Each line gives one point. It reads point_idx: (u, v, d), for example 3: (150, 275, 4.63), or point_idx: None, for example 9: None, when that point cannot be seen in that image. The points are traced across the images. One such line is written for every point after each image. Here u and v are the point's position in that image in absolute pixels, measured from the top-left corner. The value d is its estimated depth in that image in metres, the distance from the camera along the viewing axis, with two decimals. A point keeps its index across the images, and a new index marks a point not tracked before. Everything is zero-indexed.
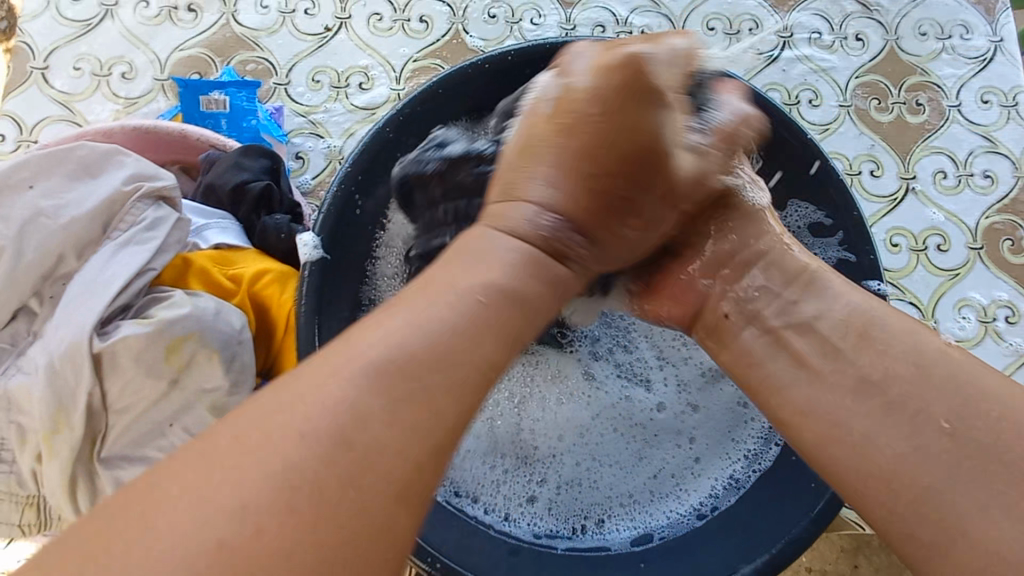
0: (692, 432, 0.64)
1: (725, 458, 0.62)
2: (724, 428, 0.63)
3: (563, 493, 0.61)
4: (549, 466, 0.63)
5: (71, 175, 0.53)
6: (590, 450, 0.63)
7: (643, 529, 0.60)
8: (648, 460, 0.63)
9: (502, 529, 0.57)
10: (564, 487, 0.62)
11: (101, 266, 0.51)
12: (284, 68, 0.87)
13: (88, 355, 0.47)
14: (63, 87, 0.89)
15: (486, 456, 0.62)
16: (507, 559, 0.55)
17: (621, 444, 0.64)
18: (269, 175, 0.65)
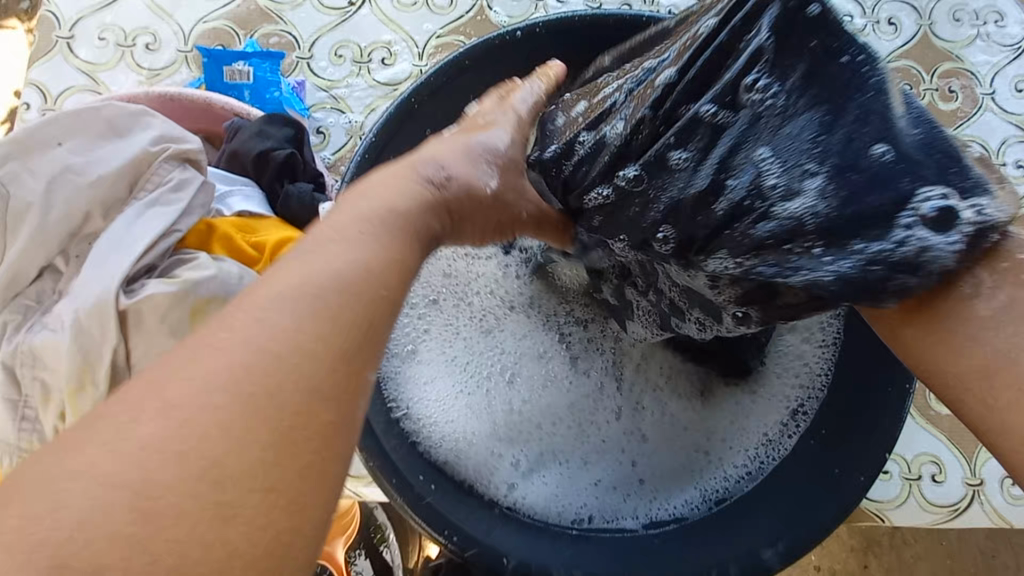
0: (707, 425, 0.63)
1: (736, 451, 0.61)
2: (746, 437, 0.62)
3: (576, 478, 0.61)
4: (566, 454, 0.62)
5: (99, 134, 0.52)
6: (609, 447, 0.63)
7: (651, 516, 0.59)
8: (661, 451, 0.63)
9: (513, 505, 0.57)
10: (578, 473, 0.61)
11: (126, 226, 0.50)
12: (307, 42, 0.87)
13: (114, 312, 0.47)
14: (87, 57, 0.89)
15: (506, 437, 0.61)
16: (516, 532, 0.54)
17: (641, 446, 0.63)
18: (293, 145, 0.64)
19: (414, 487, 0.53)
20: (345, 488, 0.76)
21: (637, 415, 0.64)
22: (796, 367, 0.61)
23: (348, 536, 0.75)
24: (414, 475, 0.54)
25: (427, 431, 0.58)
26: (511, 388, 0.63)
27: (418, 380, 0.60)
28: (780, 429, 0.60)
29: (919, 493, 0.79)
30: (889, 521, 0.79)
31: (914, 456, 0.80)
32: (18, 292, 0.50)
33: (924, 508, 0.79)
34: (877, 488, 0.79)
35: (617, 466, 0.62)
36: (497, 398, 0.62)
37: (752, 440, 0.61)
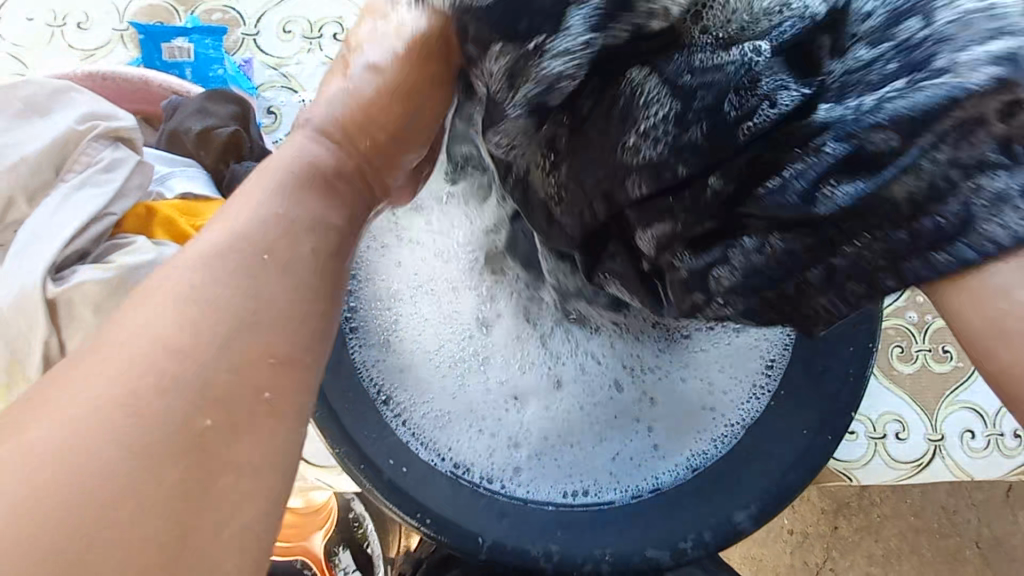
0: (686, 395, 0.60)
1: (715, 416, 0.59)
2: (720, 400, 0.59)
3: (555, 458, 0.58)
4: (543, 433, 0.59)
5: (18, 113, 0.48)
6: (586, 421, 0.60)
7: (637, 489, 0.56)
8: (644, 423, 0.60)
9: (491, 488, 0.55)
10: (557, 452, 0.58)
11: (52, 210, 0.47)
12: (252, 18, 0.82)
13: (41, 302, 0.43)
14: (14, 39, 0.83)
15: (478, 421, 0.58)
16: (491, 514, 0.53)
17: (617, 417, 0.60)
18: (238, 122, 0.61)
19: (383, 472, 0.52)
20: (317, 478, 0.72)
21: (609, 386, 0.61)
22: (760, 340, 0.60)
23: (327, 529, 0.74)
24: (382, 459, 0.53)
25: (399, 429, 0.55)
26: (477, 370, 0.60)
27: (384, 373, 0.57)
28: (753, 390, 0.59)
29: (885, 452, 0.80)
30: (856, 481, 0.81)
31: (878, 415, 0.81)
32: None
33: (891, 466, 0.80)
34: (844, 448, 0.80)
35: (595, 440, 0.59)
36: (465, 382, 0.59)
37: (725, 402, 0.59)
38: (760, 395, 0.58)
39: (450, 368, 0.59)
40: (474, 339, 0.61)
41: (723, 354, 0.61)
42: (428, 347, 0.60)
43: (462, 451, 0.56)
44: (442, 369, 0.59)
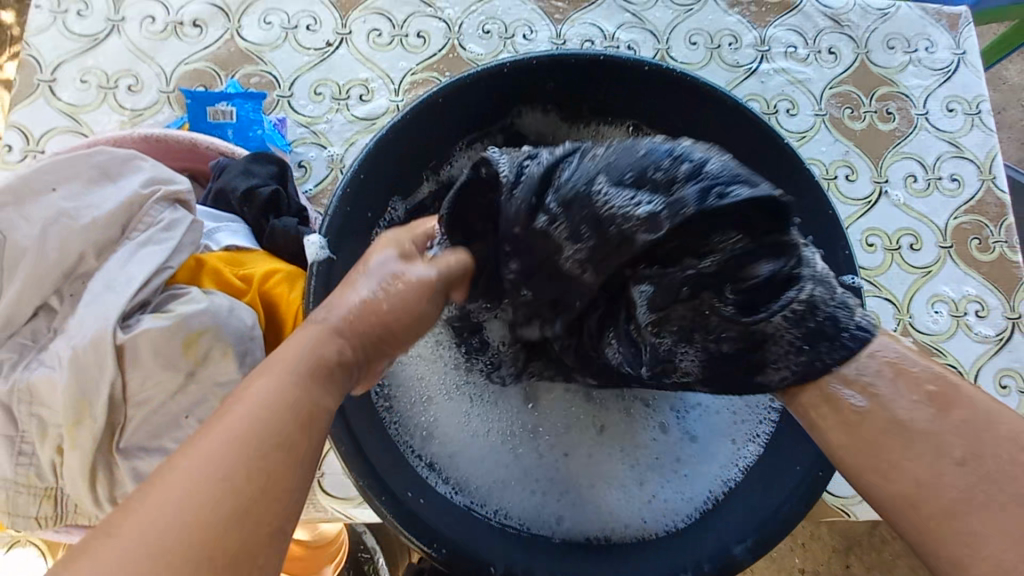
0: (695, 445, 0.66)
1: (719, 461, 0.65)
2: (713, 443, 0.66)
3: (566, 495, 0.64)
4: (553, 473, 0.65)
5: (92, 179, 0.55)
6: (592, 461, 0.66)
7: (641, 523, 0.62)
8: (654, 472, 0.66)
9: (508, 523, 0.60)
10: (567, 490, 0.64)
11: (121, 264, 0.53)
12: (287, 81, 0.91)
13: (112, 347, 0.49)
14: (69, 98, 0.90)
15: (495, 461, 0.65)
16: (507, 548, 0.57)
17: (619, 458, 0.66)
18: (278, 181, 0.68)
19: (404, 503, 0.56)
20: (335, 510, 0.75)
21: (611, 429, 0.68)
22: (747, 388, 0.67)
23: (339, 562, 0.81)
24: (403, 492, 0.57)
25: (427, 470, 0.62)
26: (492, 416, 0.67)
27: (413, 421, 0.64)
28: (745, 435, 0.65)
29: None
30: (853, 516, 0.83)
31: None
32: (14, 332, 0.52)
33: None
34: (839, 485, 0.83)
35: (600, 478, 0.65)
36: (483, 425, 0.67)
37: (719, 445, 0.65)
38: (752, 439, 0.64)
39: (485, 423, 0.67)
40: (509, 399, 0.68)
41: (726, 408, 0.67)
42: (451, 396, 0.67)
43: (498, 497, 0.63)
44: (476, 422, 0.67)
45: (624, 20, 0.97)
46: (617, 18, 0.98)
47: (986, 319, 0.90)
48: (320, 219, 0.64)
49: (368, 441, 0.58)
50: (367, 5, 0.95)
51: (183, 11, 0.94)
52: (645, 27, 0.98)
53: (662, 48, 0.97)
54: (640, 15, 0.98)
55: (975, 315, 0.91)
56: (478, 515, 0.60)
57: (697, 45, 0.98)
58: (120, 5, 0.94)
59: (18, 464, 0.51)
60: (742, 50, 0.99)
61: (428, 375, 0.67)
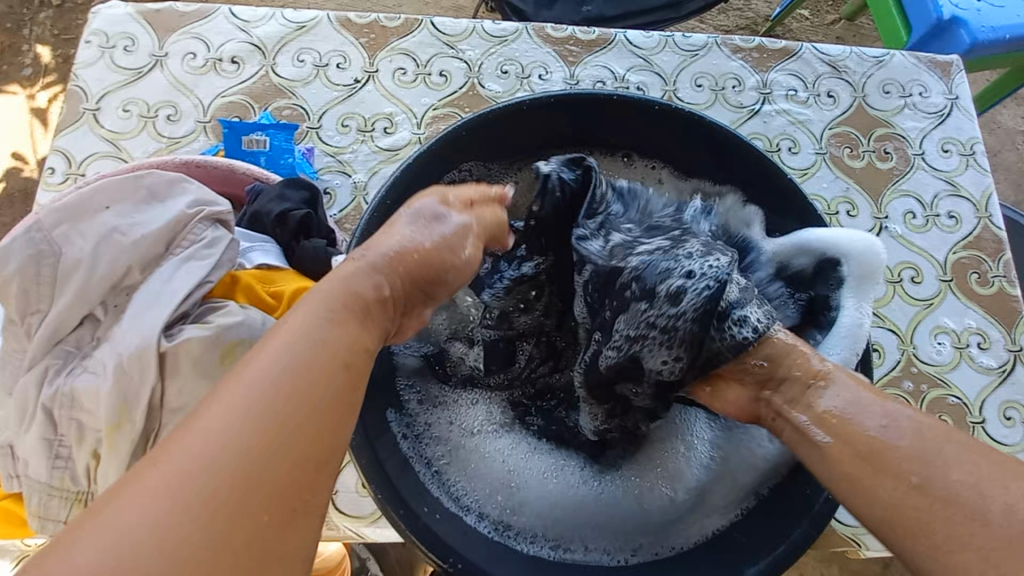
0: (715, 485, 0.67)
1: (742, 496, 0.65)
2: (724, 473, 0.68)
3: (563, 518, 0.66)
4: (552, 496, 0.68)
5: (141, 199, 0.59)
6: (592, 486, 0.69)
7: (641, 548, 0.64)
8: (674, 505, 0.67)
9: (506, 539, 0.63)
10: (565, 513, 0.66)
11: (165, 278, 0.57)
12: (316, 113, 0.96)
13: (153, 355, 0.52)
14: (111, 126, 0.96)
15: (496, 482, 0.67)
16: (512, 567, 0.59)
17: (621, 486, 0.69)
18: (309, 206, 0.72)
19: (420, 516, 0.59)
20: (347, 528, 0.76)
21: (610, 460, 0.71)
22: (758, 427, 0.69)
23: None
24: (420, 506, 0.60)
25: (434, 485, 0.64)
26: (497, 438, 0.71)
27: (425, 439, 0.67)
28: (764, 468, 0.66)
29: None
30: (866, 547, 0.82)
31: None
32: (60, 340, 0.55)
33: None
34: (847, 512, 0.83)
35: (598, 503, 0.68)
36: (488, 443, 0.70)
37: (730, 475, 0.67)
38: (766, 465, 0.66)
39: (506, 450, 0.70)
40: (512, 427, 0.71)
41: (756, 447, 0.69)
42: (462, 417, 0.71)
43: (499, 511, 0.65)
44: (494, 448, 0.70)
45: (633, 63, 1.04)
46: (628, 61, 1.04)
47: (987, 350, 0.92)
48: (348, 241, 0.67)
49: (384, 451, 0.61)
50: (393, 47, 1.02)
51: (222, 48, 1.01)
52: (654, 69, 1.04)
53: (670, 90, 1.03)
54: (649, 59, 1.04)
55: (976, 346, 0.93)
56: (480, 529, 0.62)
57: (702, 87, 1.04)
58: (163, 42, 1.01)
59: (55, 466, 0.54)
60: (745, 92, 1.04)
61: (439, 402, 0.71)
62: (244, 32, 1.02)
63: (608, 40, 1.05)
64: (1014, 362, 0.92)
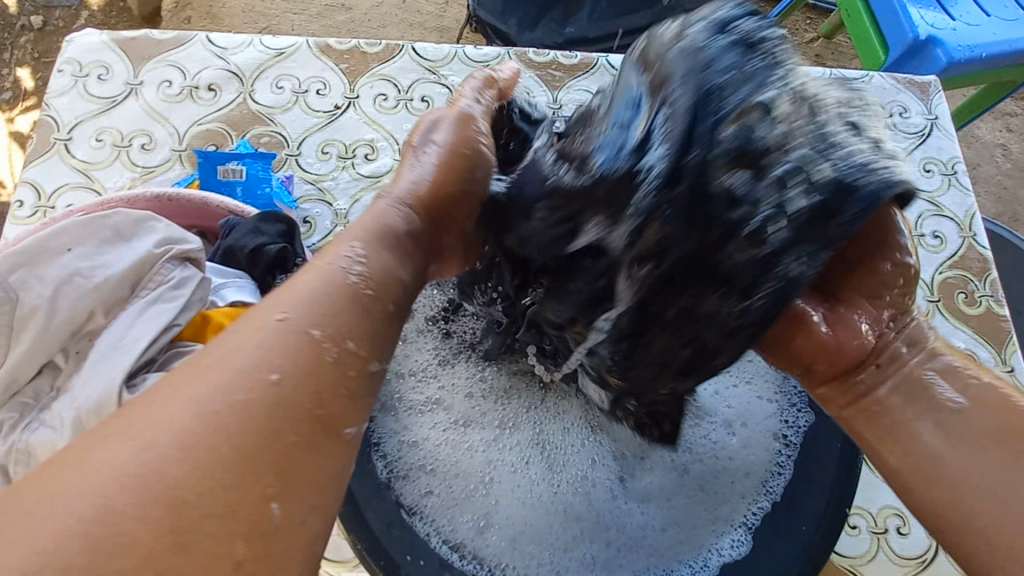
0: (712, 501, 0.65)
1: (727, 525, 0.64)
2: (722, 495, 0.66)
3: (544, 551, 0.64)
4: (536, 520, 0.65)
5: (105, 239, 0.57)
6: (575, 506, 0.66)
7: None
8: (676, 523, 0.65)
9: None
10: (550, 545, 0.64)
11: (130, 323, 0.54)
12: (296, 141, 0.95)
13: (116, 406, 0.49)
14: (83, 156, 0.93)
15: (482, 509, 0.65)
16: None
17: (611, 507, 0.66)
18: (284, 239, 0.70)
19: (400, 567, 0.59)
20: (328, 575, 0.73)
21: (597, 479, 0.68)
22: (767, 444, 0.68)
23: None
24: (401, 555, 0.60)
25: (420, 525, 0.63)
26: (479, 450, 0.68)
27: (406, 465, 0.66)
28: (761, 499, 0.65)
29: (887, 546, 0.82)
30: None
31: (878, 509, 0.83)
32: (17, 391, 0.52)
33: (894, 561, 0.81)
34: (845, 542, 0.81)
35: (583, 528, 0.65)
36: (468, 456, 0.68)
37: (728, 498, 0.65)
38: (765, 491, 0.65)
39: (505, 478, 0.67)
40: (500, 441, 0.69)
41: (735, 452, 0.68)
42: (445, 438, 0.69)
43: (479, 544, 0.63)
44: (492, 481, 0.67)
45: None
46: (610, 86, 1.04)
47: None
48: None
49: (359, 486, 0.62)
50: (375, 72, 1.01)
51: (199, 76, 0.99)
52: None
53: None
54: None
55: None
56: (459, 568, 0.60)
57: None
58: (139, 70, 0.99)
59: None
60: None
61: (420, 426, 0.69)
62: (221, 59, 1.00)
63: (591, 63, 1.05)
64: (1005, 382, 0.92)
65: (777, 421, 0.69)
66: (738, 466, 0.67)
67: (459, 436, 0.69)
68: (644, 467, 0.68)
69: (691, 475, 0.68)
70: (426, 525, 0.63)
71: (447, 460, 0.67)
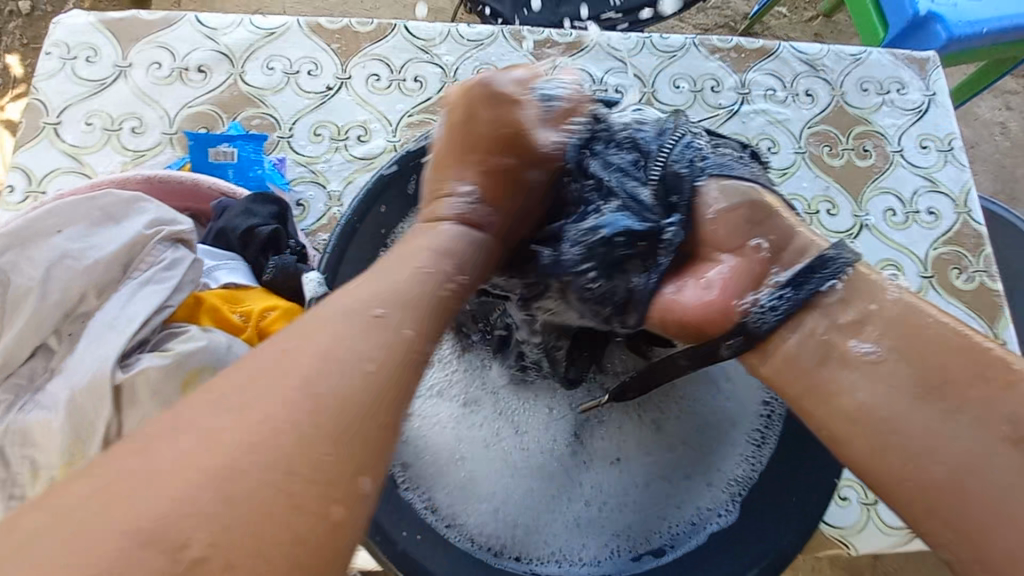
0: (697, 453, 0.68)
1: (716, 488, 0.65)
2: (712, 457, 0.67)
3: (533, 518, 0.64)
4: (524, 486, 0.66)
5: (95, 220, 0.56)
6: (564, 475, 0.67)
7: (614, 545, 0.63)
8: (667, 483, 0.67)
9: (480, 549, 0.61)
10: (537, 513, 0.65)
11: (122, 303, 0.54)
12: (287, 123, 0.94)
13: (109, 386, 0.50)
14: (73, 140, 0.92)
15: (471, 479, 0.65)
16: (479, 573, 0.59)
17: (600, 470, 0.67)
18: (277, 221, 0.70)
19: (397, 542, 0.58)
20: None
21: (580, 445, 0.68)
22: (755, 401, 0.68)
23: None
24: (396, 531, 0.58)
25: (414, 497, 0.62)
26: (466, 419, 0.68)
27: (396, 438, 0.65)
28: (747, 458, 0.66)
29: (877, 516, 0.82)
30: (854, 549, 0.81)
31: None
32: (11, 372, 0.52)
33: (883, 531, 0.82)
34: (837, 515, 0.82)
35: (576, 496, 0.66)
36: (453, 427, 0.67)
37: (717, 460, 0.67)
38: (753, 450, 0.66)
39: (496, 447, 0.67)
40: (484, 408, 0.69)
41: (718, 408, 0.69)
42: (431, 411, 0.68)
43: (471, 516, 0.63)
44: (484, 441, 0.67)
45: (611, 66, 1.02)
46: (605, 64, 1.02)
47: None
48: (319, 257, 0.66)
49: None
50: (366, 52, 0.99)
51: (188, 57, 0.98)
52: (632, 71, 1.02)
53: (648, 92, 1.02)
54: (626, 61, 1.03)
55: None
56: (455, 541, 0.61)
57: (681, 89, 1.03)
58: (127, 52, 0.98)
59: (8, 506, 0.50)
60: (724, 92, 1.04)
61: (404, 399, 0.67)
62: (210, 40, 0.99)
63: (585, 41, 1.03)
64: None
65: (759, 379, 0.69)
66: (725, 425, 0.68)
67: (443, 405, 0.68)
68: (635, 430, 0.69)
69: (679, 439, 0.68)
70: (420, 499, 0.62)
71: (431, 431, 0.67)
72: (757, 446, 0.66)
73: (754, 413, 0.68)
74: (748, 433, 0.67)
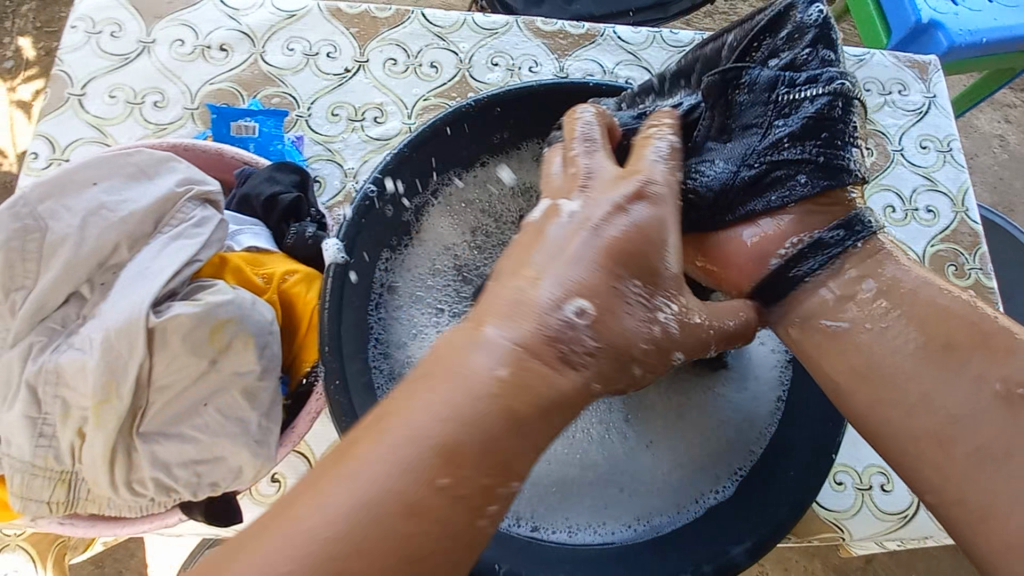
0: (711, 443, 0.70)
1: (722, 470, 0.67)
2: (724, 445, 0.69)
3: (553, 497, 0.66)
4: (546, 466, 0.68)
5: (130, 175, 0.59)
6: (586, 458, 0.69)
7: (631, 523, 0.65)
8: (679, 466, 0.69)
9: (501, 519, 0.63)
10: (556, 492, 0.67)
11: (153, 255, 0.56)
12: (306, 102, 0.96)
13: (142, 329, 0.52)
14: (96, 111, 0.95)
15: None
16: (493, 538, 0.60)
17: (618, 454, 0.70)
18: (298, 189, 0.72)
19: None
20: None
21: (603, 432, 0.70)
22: (767, 393, 0.71)
23: None
24: None
25: None
26: None
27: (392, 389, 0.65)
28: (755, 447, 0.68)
29: (872, 503, 0.85)
30: (848, 533, 0.84)
31: (864, 467, 0.86)
32: (44, 317, 0.54)
33: (877, 516, 0.84)
34: (831, 498, 0.84)
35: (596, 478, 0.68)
36: None
37: (727, 448, 0.69)
38: (760, 437, 0.69)
39: None
40: None
41: (725, 404, 0.72)
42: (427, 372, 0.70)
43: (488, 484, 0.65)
44: None
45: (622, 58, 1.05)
46: (617, 56, 1.05)
47: None
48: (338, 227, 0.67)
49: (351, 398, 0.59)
50: (384, 37, 1.02)
51: (211, 36, 1.00)
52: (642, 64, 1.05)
53: None
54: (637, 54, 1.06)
55: None
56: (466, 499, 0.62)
57: None
58: (151, 29, 1.00)
59: (37, 445, 0.52)
60: None
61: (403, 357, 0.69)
62: (232, 20, 1.01)
63: (597, 34, 1.06)
64: None
65: (774, 373, 0.72)
66: (740, 418, 0.71)
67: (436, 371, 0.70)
68: (653, 420, 0.71)
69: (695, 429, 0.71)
70: None
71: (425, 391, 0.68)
72: (762, 435, 0.69)
73: (760, 402, 0.70)
74: (756, 423, 0.70)
